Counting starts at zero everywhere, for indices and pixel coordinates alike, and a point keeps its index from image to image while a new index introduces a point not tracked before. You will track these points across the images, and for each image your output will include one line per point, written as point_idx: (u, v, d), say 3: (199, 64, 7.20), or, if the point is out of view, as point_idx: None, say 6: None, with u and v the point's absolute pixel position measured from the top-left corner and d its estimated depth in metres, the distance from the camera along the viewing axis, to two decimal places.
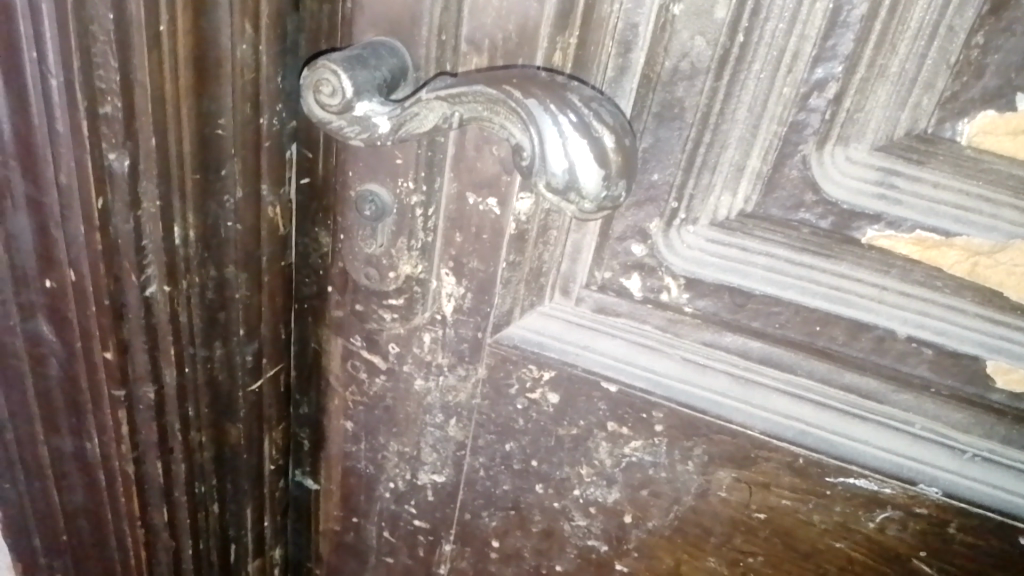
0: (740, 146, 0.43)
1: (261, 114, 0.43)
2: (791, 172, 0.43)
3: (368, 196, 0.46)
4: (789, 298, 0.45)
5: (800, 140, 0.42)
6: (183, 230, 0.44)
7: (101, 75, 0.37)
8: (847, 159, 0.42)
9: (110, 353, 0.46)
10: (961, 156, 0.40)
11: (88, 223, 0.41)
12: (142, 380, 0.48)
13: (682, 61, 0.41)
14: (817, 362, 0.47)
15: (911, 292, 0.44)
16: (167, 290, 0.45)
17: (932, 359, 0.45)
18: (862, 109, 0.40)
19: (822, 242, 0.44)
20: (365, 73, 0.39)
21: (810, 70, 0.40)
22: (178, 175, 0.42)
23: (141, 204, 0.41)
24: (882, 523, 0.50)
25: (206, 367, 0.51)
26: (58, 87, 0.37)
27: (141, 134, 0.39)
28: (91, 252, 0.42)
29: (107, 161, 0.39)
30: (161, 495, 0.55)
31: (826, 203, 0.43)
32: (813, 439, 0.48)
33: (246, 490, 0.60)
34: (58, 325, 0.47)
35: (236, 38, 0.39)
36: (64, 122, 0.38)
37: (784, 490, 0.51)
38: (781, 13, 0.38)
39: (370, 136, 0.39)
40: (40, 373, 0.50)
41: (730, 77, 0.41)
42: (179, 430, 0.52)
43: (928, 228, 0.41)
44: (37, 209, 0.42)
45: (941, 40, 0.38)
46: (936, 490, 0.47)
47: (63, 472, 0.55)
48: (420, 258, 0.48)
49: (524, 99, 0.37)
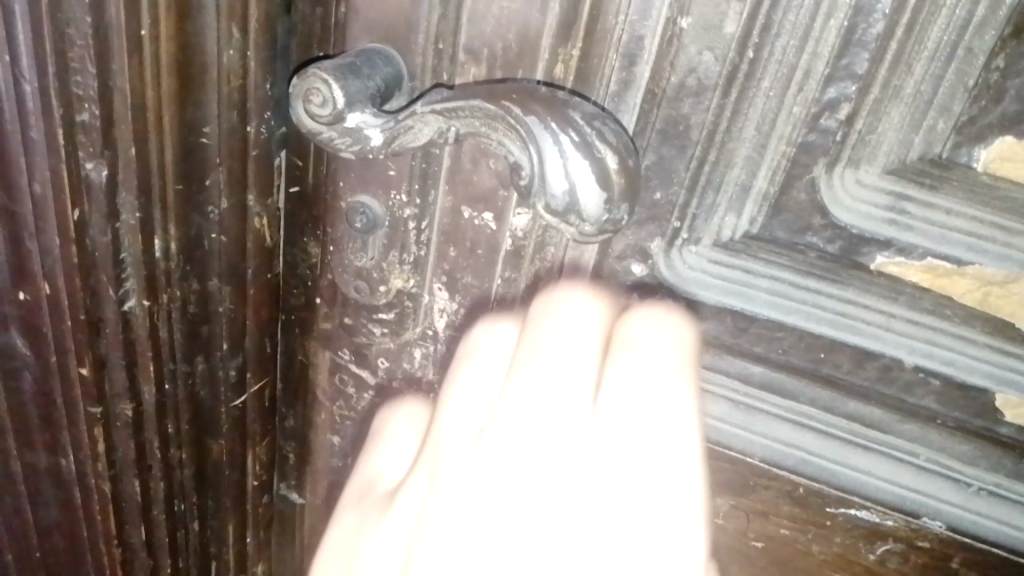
0: (747, 166, 0.41)
1: (249, 121, 0.41)
2: (800, 194, 0.41)
3: (359, 207, 0.44)
4: (793, 323, 0.44)
5: (810, 161, 0.40)
6: (165, 241, 0.43)
7: (78, 81, 0.36)
8: (858, 181, 0.40)
9: (85, 369, 0.46)
10: (977, 182, 0.38)
11: (63, 234, 0.41)
12: (119, 397, 0.47)
13: (688, 77, 0.38)
14: (820, 391, 0.46)
15: (919, 320, 0.42)
16: (147, 305, 0.44)
17: (940, 391, 0.44)
18: (875, 130, 0.39)
19: (828, 266, 0.42)
20: (357, 83, 0.37)
21: (822, 89, 0.38)
22: (161, 184, 0.41)
23: (120, 216, 0.41)
24: (882, 555, 0.50)
25: (187, 382, 0.49)
26: (33, 94, 0.36)
27: (120, 143, 0.38)
28: (66, 264, 0.42)
29: (84, 171, 0.38)
30: (139, 512, 0.54)
31: (834, 227, 0.41)
32: (815, 468, 0.48)
33: (229, 506, 0.58)
34: (34, 338, 0.46)
35: (223, 42, 0.37)
36: (39, 130, 0.37)
37: (783, 519, 0.51)
38: (793, 29, 0.36)
39: (362, 148, 0.37)
40: (12, 387, 0.49)
41: (738, 95, 0.39)
42: (158, 448, 0.51)
43: (939, 257, 0.40)
44: (10, 219, 0.41)
45: (959, 62, 0.36)
46: (940, 523, 0.47)
47: (36, 488, 0.54)
48: (411, 273, 0.46)
49: (524, 116, 0.35)
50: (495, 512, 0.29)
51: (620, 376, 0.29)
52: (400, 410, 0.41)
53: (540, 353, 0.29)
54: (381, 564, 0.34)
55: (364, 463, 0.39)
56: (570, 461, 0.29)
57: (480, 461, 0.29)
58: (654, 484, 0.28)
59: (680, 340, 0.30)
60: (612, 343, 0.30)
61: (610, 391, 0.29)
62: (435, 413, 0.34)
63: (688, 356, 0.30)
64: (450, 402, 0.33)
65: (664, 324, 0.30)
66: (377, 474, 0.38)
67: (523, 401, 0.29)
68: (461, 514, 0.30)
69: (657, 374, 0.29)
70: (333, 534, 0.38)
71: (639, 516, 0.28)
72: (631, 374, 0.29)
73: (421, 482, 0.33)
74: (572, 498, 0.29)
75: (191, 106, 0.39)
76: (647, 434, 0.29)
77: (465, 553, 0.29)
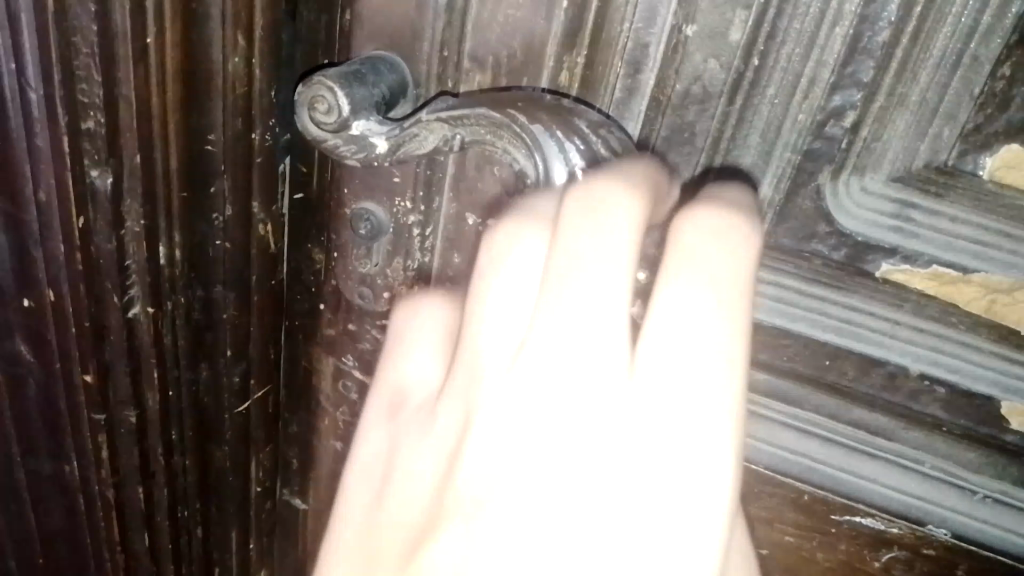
0: (754, 172, 0.40)
1: (254, 129, 0.40)
2: (805, 203, 0.41)
3: (364, 214, 0.44)
4: (798, 330, 0.44)
5: (816, 168, 0.39)
6: (169, 248, 0.43)
7: (83, 88, 0.37)
8: (863, 189, 0.40)
9: (89, 376, 0.48)
10: (982, 190, 0.38)
11: (69, 242, 0.43)
12: (124, 404, 0.49)
13: (693, 85, 0.38)
14: (826, 398, 0.45)
15: (924, 327, 0.42)
16: (151, 313, 0.45)
17: (945, 398, 0.44)
18: (880, 138, 0.38)
19: (834, 274, 0.42)
20: (363, 90, 0.37)
21: (827, 97, 0.37)
22: (165, 191, 0.41)
23: (125, 223, 0.42)
24: (887, 562, 0.51)
25: (191, 390, 0.49)
26: (39, 101, 0.38)
27: (126, 150, 0.39)
28: (72, 271, 0.44)
29: (90, 178, 0.40)
30: (141, 518, 0.55)
31: (840, 234, 0.41)
32: (820, 475, 0.48)
33: (233, 512, 0.56)
34: (38, 346, 0.48)
35: (228, 50, 0.37)
36: (45, 137, 0.39)
37: (788, 526, 0.52)
38: (798, 38, 0.36)
39: (367, 156, 0.37)
40: (20, 394, 0.51)
41: (743, 102, 0.38)
42: (162, 454, 0.52)
43: (946, 265, 0.40)
44: (18, 227, 0.43)
45: (965, 70, 0.36)
46: (946, 531, 0.48)
47: (42, 492, 0.55)
48: (416, 280, 0.46)
49: (529, 124, 0.36)
50: (536, 422, 0.29)
51: (663, 293, 0.28)
52: (422, 310, 0.38)
53: (576, 266, 0.27)
54: (421, 468, 0.35)
55: (390, 367, 0.38)
56: (613, 373, 0.28)
57: (524, 372, 0.29)
58: (686, 423, 0.27)
59: (735, 248, 0.28)
60: (667, 252, 0.28)
61: (658, 302, 0.28)
62: (467, 328, 0.32)
63: (743, 266, 0.28)
64: (485, 310, 0.31)
65: (720, 230, 0.28)
66: (406, 385, 0.37)
67: (568, 307, 0.27)
68: (492, 447, 0.30)
69: (701, 292, 0.27)
70: (370, 436, 0.38)
71: (672, 460, 0.27)
72: (687, 285, 0.27)
73: (450, 403, 0.33)
74: (604, 430, 0.29)
75: (194, 114, 0.39)
76: (688, 357, 0.27)
77: (493, 485, 0.30)
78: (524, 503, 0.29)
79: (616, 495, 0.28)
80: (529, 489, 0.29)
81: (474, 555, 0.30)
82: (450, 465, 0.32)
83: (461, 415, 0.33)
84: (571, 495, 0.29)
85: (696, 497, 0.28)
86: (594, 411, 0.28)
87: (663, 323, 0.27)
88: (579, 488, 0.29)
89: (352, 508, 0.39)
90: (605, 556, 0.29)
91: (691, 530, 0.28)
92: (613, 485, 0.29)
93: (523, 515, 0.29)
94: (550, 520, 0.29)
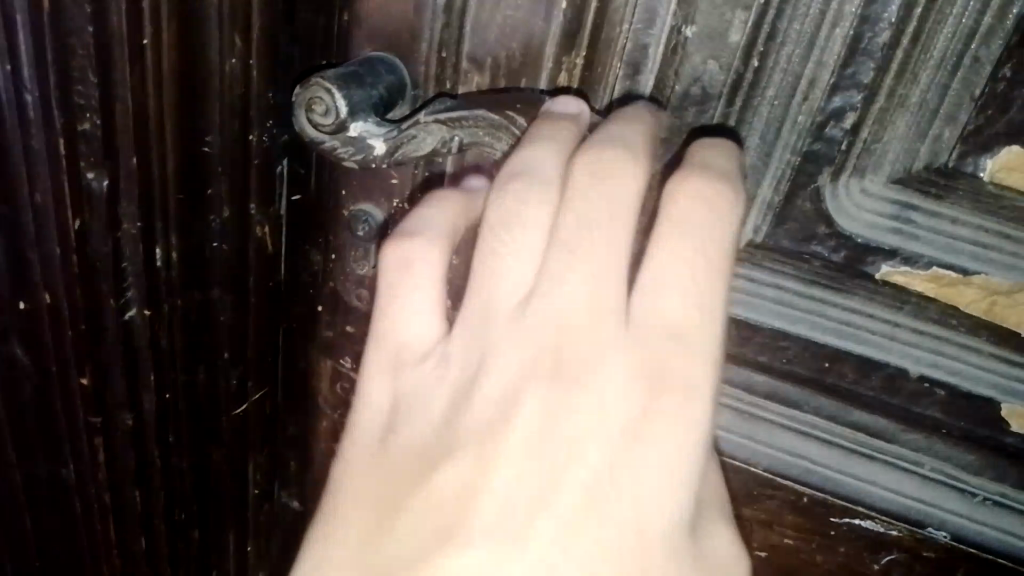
0: (753, 175, 0.40)
1: (250, 130, 0.40)
2: (804, 204, 0.40)
3: (362, 214, 0.43)
4: (798, 332, 0.43)
5: (816, 170, 0.39)
6: (166, 251, 0.43)
7: (80, 90, 0.37)
8: (863, 190, 0.39)
9: (86, 378, 0.48)
10: (982, 191, 0.38)
11: (65, 245, 0.43)
12: (121, 407, 0.49)
13: (693, 86, 0.38)
14: (825, 400, 0.45)
15: (924, 329, 0.42)
16: (147, 314, 0.45)
17: (945, 401, 0.44)
18: (880, 139, 0.38)
19: (833, 275, 0.42)
20: (361, 92, 0.37)
21: (827, 98, 0.37)
22: (161, 193, 0.41)
23: (121, 225, 0.42)
24: (886, 565, 0.51)
25: (188, 392, 0.49)
26: (34, 103, 0.38)
27: (122, 151, 0.39)
28: (68, 275, 0.44)
29: (86, 180, 0.40)
30: (140, 521, 0.55)
31: (840, 236, 0.41)
32: (819, 477, 0.48)
33: (230, 504, 0.55)
34: (32, 350, 0.48)
35: (225, 51, 0.37)
36: (41, 139, 0.39)
37: (787, 529, 0.51)
38: (798, 38, 0.36)
39: (364, 158, 0.37)
40: (14, 397, 0.51)
41: (743, 103, 0.38)
42: (158, 455, 0.52)
43: (946, 266, 0.40)
44: (13, 230, 0.43)
45: (965, 71, 0.36)
46: (945, 533, 0.48)
47: (37, 495, 0.55)
48: None
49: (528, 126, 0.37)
50: (553, 357, 0.35)
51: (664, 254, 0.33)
52: (413, 252, 0.37)
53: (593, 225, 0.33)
54: (430, 402, 0.38)
55: (388, 315, 0.39)
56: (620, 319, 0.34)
57: (546, 313, 0.35)
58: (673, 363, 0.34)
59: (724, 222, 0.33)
60: (666, 221, 0.33)
61: (661, 260, 0.33)
62: (479, 273, 0.36)
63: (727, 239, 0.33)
64: (506, 259, 0.35)
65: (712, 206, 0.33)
66: (405, 330, 0.39)
67: (584, 253, 0.33)
68: (509, 377, 0.35)
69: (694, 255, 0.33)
70: (367, 386, 0.40)
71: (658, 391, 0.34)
72: (681, 250, 0.33)
73: (461, 341, 0.37)
74: (608, 367, 0.34)
75: (191, 116, 0.39)
76: (680, 306, 0.34)
77: (509, 411, 0.35)
78: (543, 428, 0.35)
79: (622, 415, 0.35)
80: (542, 416, 0.35)
81: (492, 471, 0.35)
82: (471, 395, 0.37)
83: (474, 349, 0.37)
84: (586, 423, 0.35)
85: (684, 420, 0.35)
86: (606, 341, 0.35)
87: (659, 271, 0.34)
88: (592, 408, 0.35)
89: (353, 454, 0.40)
90: (613, 469, 0.35)
91: (679, 445, 0.35)
92: (612, 413, 0.35)
93: (540, 444, 0.35)
94: (559, 443, 0.35)
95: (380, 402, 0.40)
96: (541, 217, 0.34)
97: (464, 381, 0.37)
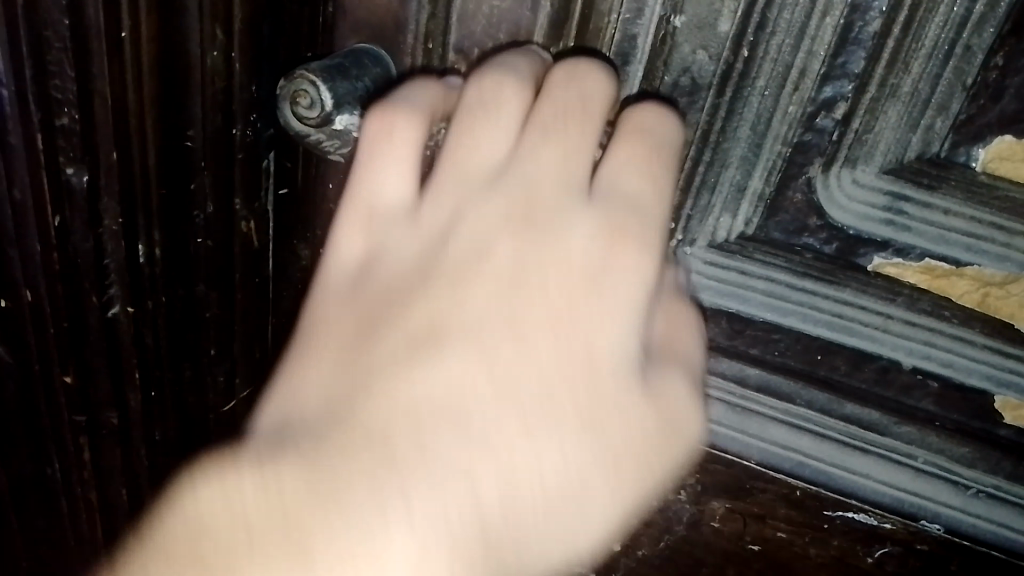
0: (743, 166, 0.39)
1: (233, 125, 0.39)
2: (795, 195, 0.40)
3: None
4: (789, 325, 0.43)
5: (806, 161, 0.39)
6: (148, 246, 0.43)
7: (57, 84, 0.37)
8: (855, 182, 0.39)
9: (70, 377, 0.49)
10: (976, 182, 0.38)
11: (47, 240, 0.43)
12: (107, 405, 0.50)
13: (682, 77, 0.37)
14: (818, 393, 0.45)
15: (917, 322, 0.41)
16: (131, 312, 0.45)
17: (938, 392, 0.43)
18: (871, 130, 0.38)
19: (825, 268, 0.41)
20: (346, 84, 0.36)
21: (817, 88, 0.37)
22: (143, 188, 0.41)
23: (102, 222, 0.42)
24: (880, 557, 0.51)
25: (175, 389, 0.49)
26: (11, 98, 0.38)
27: (102, 147, 0.39)
28: (49, 272, 0.44)
29: (65, 175, 0.40)
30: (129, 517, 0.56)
31: (831, 227, 0.40)
32: (812, 471, 0.48)
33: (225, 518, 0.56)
34: (17, 348, 0.48)
35: (206, 44, 0.36)
36: (19, 136, 0.39)
37: (780, 522, 0.51)
38: (789, 27, 0.35)
39: (349, 149, 0.37)
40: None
41: (733, 95, 0.37)
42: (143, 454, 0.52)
43: (937, 257, 0.40)
44: None
45: (957, 60, 0.35)
46: (938, 526, 0.48)
47: (25, 492, 0.56)
48: None
49: None
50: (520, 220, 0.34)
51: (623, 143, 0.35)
52: (396, 122, 0.34)
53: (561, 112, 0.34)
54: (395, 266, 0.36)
55: (358, 176, 0.36)
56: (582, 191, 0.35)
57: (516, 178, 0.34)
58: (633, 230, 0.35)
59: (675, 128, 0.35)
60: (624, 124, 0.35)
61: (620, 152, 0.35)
62: (454, 142, 0.35)
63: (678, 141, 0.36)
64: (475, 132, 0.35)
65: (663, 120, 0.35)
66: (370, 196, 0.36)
67: (558, 131, 0.34)
68: (476, 240, 0.35)
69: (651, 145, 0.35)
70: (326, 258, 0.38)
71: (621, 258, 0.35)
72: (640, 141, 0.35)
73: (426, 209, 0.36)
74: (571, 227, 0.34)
75: (172, 110, 0.38)
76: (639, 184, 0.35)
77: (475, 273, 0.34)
78: (512, 287, 0.34)
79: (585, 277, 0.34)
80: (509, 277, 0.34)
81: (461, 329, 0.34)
82: (445, 239, 0.35)
83: (441, 214, 0.35)
84: (553, 281, 0.34)
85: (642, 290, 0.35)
86: (574, 199, 0.35)
87: (617, 163, 0.35)
88: (555, 266, 0.34)
89: (318, 298, 0.38)
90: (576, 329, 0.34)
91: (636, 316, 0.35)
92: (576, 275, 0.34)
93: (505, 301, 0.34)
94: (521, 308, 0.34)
95: (346, 250, 0.37)
96: (513, 106, 0.34)
97: (435, 242, 0.36)
